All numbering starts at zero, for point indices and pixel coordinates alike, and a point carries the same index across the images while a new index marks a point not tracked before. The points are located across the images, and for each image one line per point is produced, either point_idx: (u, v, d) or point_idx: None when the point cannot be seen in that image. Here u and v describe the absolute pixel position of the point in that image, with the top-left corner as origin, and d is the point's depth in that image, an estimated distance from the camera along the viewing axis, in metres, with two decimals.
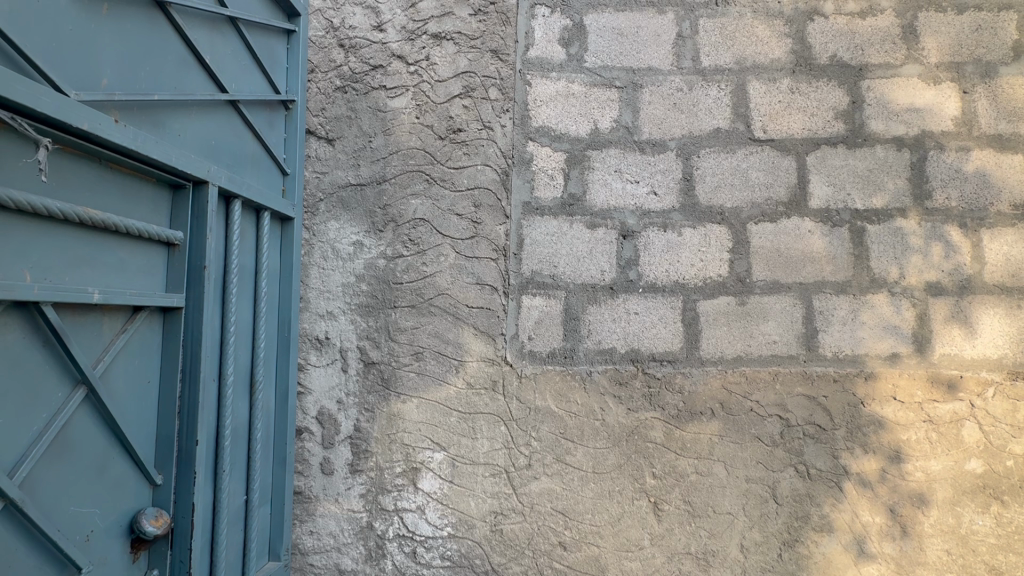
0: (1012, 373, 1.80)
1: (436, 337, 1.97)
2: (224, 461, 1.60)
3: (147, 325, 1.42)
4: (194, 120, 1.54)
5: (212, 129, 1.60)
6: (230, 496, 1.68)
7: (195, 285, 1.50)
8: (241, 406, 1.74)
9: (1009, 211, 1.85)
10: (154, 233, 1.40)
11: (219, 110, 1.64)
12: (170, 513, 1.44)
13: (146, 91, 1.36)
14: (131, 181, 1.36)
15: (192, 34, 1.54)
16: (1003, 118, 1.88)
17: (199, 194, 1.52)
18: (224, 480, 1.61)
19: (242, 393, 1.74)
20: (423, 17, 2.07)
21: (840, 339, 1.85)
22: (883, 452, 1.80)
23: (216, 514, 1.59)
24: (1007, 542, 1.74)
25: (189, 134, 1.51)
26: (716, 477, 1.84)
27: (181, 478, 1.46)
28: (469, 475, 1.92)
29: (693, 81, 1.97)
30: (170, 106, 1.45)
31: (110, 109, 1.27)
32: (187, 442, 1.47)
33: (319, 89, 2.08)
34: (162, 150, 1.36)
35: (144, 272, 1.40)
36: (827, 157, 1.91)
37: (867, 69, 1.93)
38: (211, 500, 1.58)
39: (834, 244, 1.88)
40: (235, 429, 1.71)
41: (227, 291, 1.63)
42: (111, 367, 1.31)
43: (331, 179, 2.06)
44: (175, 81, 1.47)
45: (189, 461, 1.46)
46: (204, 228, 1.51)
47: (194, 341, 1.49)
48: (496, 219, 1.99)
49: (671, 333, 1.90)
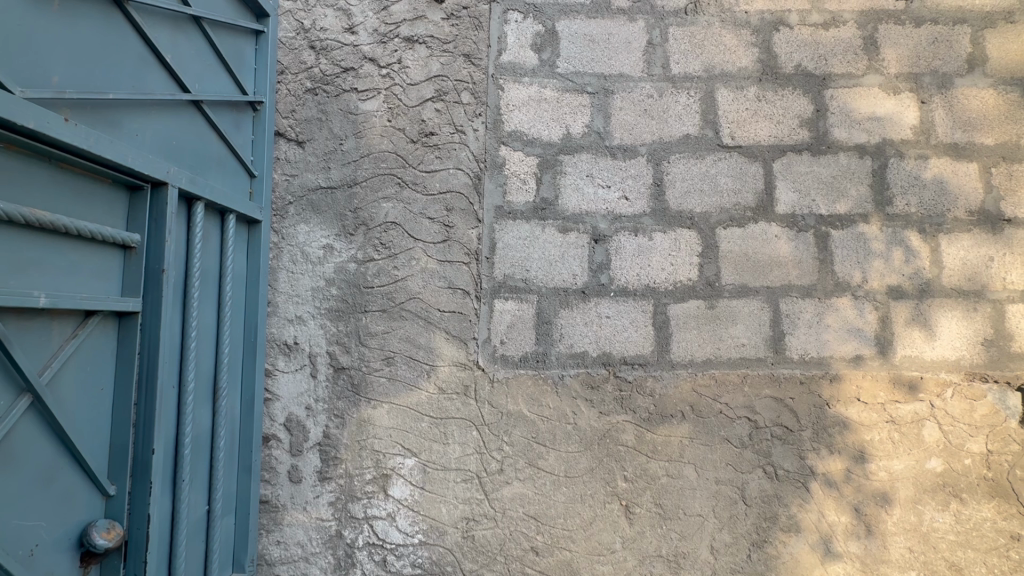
0: (969, 374, 1.86)
1: (407, 342, 1.95)
2: (183, 471, 1.56)
3: (101, 330, 1.37)
4: (155, 119, 1.51)
5: (173, 130, 1.57)
6: (191, 506, 1.64)
7: (153, 289, 1.46)
8: (204, 413, 1.69)
9: (965, 217, 1.91)
10: (110, 235, 1.36)
11: (181, 110, 1.61)
12: (124, 525, 1.39)
13: (101, 90, 1.33)
14: (85, 182, 1.32)
15: (152, 33, 1.51)
16: (959, 128, 1.95)
17: (158, 195, 1.48)
18: (183, 491, 1.56)
19: (205, 400, 1.70)
20: (395, 20, 2.06)
21: (807, 342, 1.89)
22: (847, 452, 1.84)
23: (175, 525, 1.55)
24: (965, 538, 1.79)
25: (149, 134, 1.48)
26: (686, 480, 1.85)
27: (137, 489, 1.41)
28: (440, 481, 1.90)
29: (663, 87, 2.00)
30: (128, 105, 1.42)
31: (62, 108, 1.23)
32: (142, 451, 1.42)
33: (288, 90, 2.06)
34: (117, 150, 1.33)
35: (99, 276, 1.35)
36: (793, 163, 1.95)
37: (830, 79, 1.98)
38: (169, 511, 1.53)
39: (800, 249, 1.92)
40: (197, 437, 1.66)
41: (188, 296, 1.59)
42: (60, 373, 1.26)
43: (301, 182, 2.03)
44: (132, 80, 1.44)
45: (145, 470, 1.41)
46: (162, 231, 1.47)
47: (151, 347, 1.45)
48: (468, 223, 1.98)
49: (642, 336, 1.92)
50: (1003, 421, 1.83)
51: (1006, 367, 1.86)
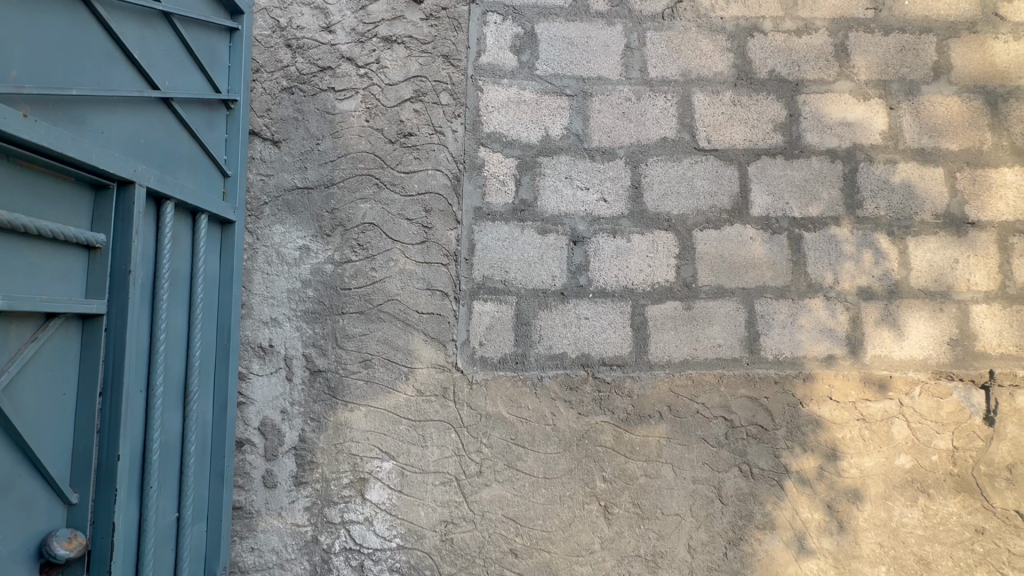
0: (936, 373, 1.91)
1: (385, 344, 1.94)
2: (150, 477, 1.52)
3: (63, 333, 1.34)
4: (121, 116, 1.47)
5: (141, 127, 1.54)
6: (160, 513, 1.60)
7: (119, 291, 1.43)
8: (174, 417, 1.66)
9: (931, 220, 1.97)
10: (73, 235, 1.32)
11: (149, 107, 1.58)
12: (87, 535, 1.35)
13: (63, 86, 1.29)
14: (46, 180, 1.28)
15: (119, 28, 1.47)
16: (926, 134, 2.01)
17: (125, 194, 1.45)
18: (151, 498, 1.52)
19: (175, 404, 1.67)
20: (373, 20, 2.05)
21: (781, 342, 1.93)
22: (820, 450, 1.88)
23: (142, 533, 1.51)
24: (933, 532, 1.84)
25: (115, 131, 1.44)
26: (664, 480, 1.87)
27: (101, 496, 1.38)
28: (418, 484, 1.89)
29: (641, 91, 2.02)
30: (92, 101, 1.38)
31: (22, 103, 1.19)
32: (107, 457, 1.38)
33: (264, 89, 2.03)
34: (80, 148, 1.29)
35: (61, 276, 1.32)
36: (767, 167, 1.99)
37: (803, 84, 2.02)
38: (135, 518, 1.50)
39: (774, 251, 1.96)
40: (166, 442, 1.63)
41: (157, 298, 1.56)
42: (18, 378, 1.22)
43: (277, 182, 2.00)
44: (97, 76, 1.40)
45: (110, 477, 1.38)
46: (129, 231, 1.44)
47: (117, 350, 1.41)
48: (447, 224, 1.98)
49: (621, 337, 1.93)
50: (968, 418, 1.89)
51: (970, 366, 1.91)
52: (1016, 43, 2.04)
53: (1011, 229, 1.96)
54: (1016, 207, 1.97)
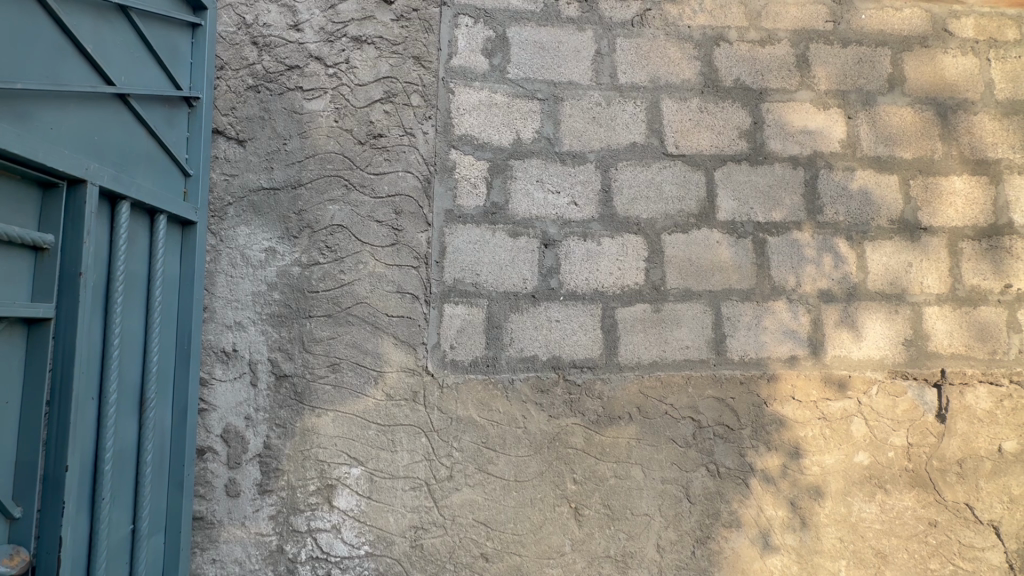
0: (892, 372, 1.98)
1: (354, 347, 1.91)
2: (102, 488, 1.47)
3: (8, 340, 1.27)
4: (72, 113, 1.42)
5: (94, 125, 1.49)
6: (113, 525, 1.54)
7: (69, 294, 1.37)
8: (128, 424, 1.60)
9: (887, 226, 2.05)
10: (20, 236, 1.26)
11: (103, 104, 1.52)
12: (31, 550, 1.29)
13: (9, 80, 1.23)
14: None
15: (70, 21, 1.41)
16: (881, 142, 2.09)
17: (76, 193, 1.40)
18: (103, 509, 1.47)
19: (130, 411, 1.61)
20: (342, 20, 2.03)
21: (746, 343, 1.97)
22: (784, 449, 1.93)
23: (93, 545, 1.45)
24: (889, 526, 1.91)
25: (66, 129, 1.39)
26: (634, 480, 1.90)
27: (47, 509, 1.32)
28: (387, 489, 1.86)
29: (611, 96, 2.05)
30: (41, 96, 1.32)
31: None
32: (55, 468, 1.33)
33: (229, 87, 1.99)
34: (28, 146, 1.24)
35: (7, 279, 1.26)
36: (732, 173, 2.04)
37: (766, 93, 2.09)
38: (86, 531, 1.44)
39: (739, 254, 2.01)
40: (120, 451, 1.57)
41: (111, 301, 1.51)
42: None
43: (241, 182, 1.96)
44: (46, 70, 1.34)
45: (58, 489, 1.32)
46: (80, 231, 1.38)
47: (66, 355, 1.36)
48: (418, 226, 1.96)
49: (591, 340, 1.95)
50: (922, 415, 1.97)
51: (923, 366, 2.00)
52: (964, 58, 2.15)
53: (960, 234, 2.06)
54: (964, 213, 2.07)
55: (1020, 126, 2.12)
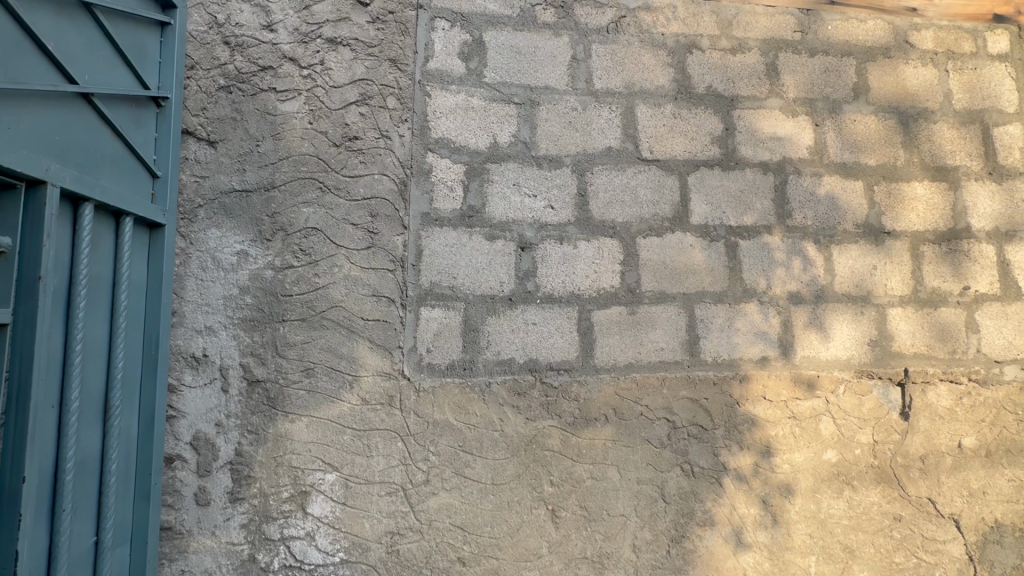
0: (858, 371, 2.05)
1: (329, 351, 1.89)
2: (63, 499, 1.42)
3: None
4: (32, 112, 1.37)
5: (56, 125, 1.44)
6: (75, 537, 1.50)
7: (28, 299, 1.33)
8: (91, 433, 1.56)
9: (853, 230, 2.12)
10: None
11: (65, 103, 1.48)
12: None
13: None
14: None
15: (31, 18, 1.37)
16: (847, 149, 2.16)
17: (35, 195, 1.35)
18: (64, 520, 1.42)
19: (93, 420, 1.57)
20: (317, 21, 2.01)
21: (719, 345, 2.01)
22: (755, 448, 1.97)
23: (53, 558, 1.41)
24: (856, 522, 1.97)
25: (26, 129, 1.35)
26: (610, 481, 1.91)
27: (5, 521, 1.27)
28: (363, 495, 1.85)
29: (587, 101, 2.07)
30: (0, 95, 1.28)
31: None
32: (12, 480, 1.29)
33: (199, 87, 1.95)
34: None
35: None
36: (705, 177, 2.08)
37: (737, 100, 2.14)
38: (45, 544, 1.39)
39: (712, 258, 2.05)
40: (83, 460, 1.53)
41: (72, 307, 1.47)
42: None
43: (212, 184, 1.93)
44: (7, 69, 1.29)
45: (15, 501, 1.28)
46: (40, 234, 1.34)
47: (25, 362, 1.32)
48: (394, 229, 1.95)
49: (568, 342, 1.97)
50: (886, 413, 2.03)
51: (888, 365, 2.06)
52: (924, 69, 2.23)
53: (921, 238, 2.14)
54: (925, 218, 2.15)
55: (976, 135, 2.22)
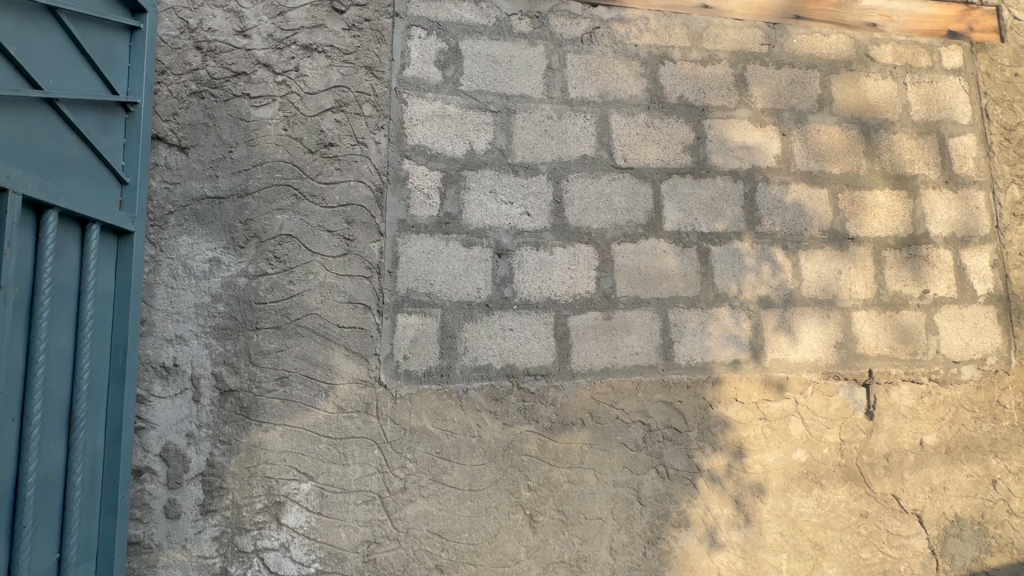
0: (825, 373, 2.11)
1: (304, 359, 1.87)
2: (23, 515, 1.38)
3: None
4: None
5: (18, 131, 1.41)
6: (36, 553, 1.45)
7: None
8: (54, 446, 1.52)
9: (819, 236, 2.19)
10: None
11: (28, 109, 1.45)
12: None
13: None
14: None
15: None
16: (813, 158, 2.23)
17: None
18: (24, 537, 1.38)
19: (56, 433, 1.53)
20: (292, 27, 2.00)
21: (692, 348, 2.06)
22: (728, 449, 2.02)
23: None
24: (825, 519, 2.02)
25: None
26: (587, 485, 1.93)
27: None
28: (339, 504, 1.83)
29: (562, 110, 2.10)
30: None
31: None
32: None
33: (170, 92, 1.93)
34: None
35: None
36: (677, 185, 2.13)
37: (708, 110, 2.19)
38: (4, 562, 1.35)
39: (684, 263, 2.09)
40: (45, 475, 1.49)
41: (35, 317, 1.43)
42: None
43: (183, 191, 1.90)
44: None
45: None
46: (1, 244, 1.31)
47: None
48: (370, 236, 1.95)
49: (544, 347, 1.98)
50: (852, 413, 2.10)
51: (853, 366, 2.13)
52: (884, 82, 2.32)
53: (883, 244, 2.22)
54: (887, 224, 2.23)
55: (933, 145, 2.31)
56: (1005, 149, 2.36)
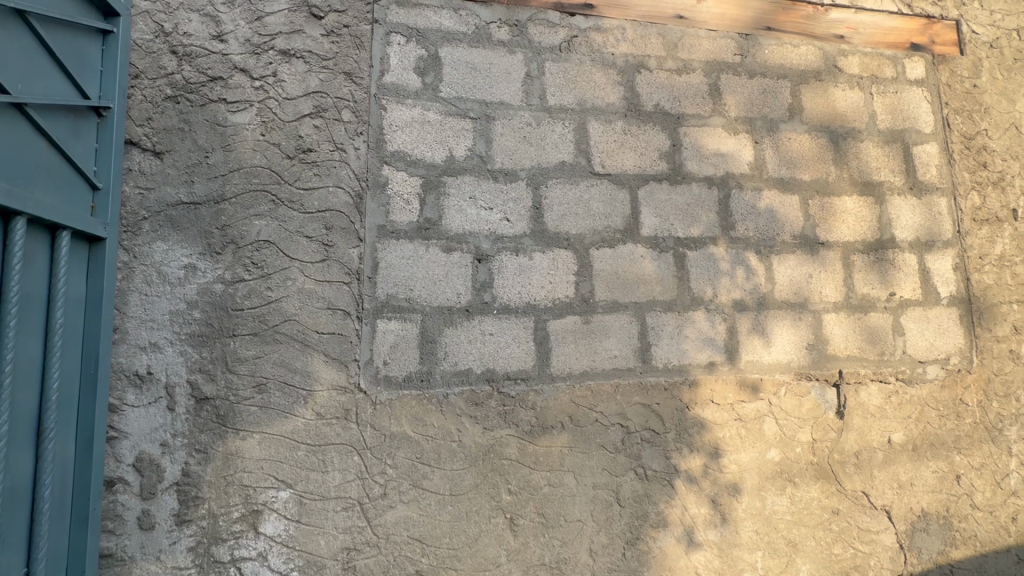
0: (798, 374, 2.17)
1: (282, 366, 1.86)
2: None
3: None
4: None
5: None
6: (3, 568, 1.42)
7: None
8: (21, 458, 1.48)
9: (791, 240, 2.24)
10: None
11: None
12: None
13: None
14: None
15: None
16: (785, 165, 2.29)
17: None
18: None
19: (24, 444, 1.49)
20: (269, 32, 2.00)
21: (669, 351, 2.09)
22: (705, 450, 2.06)
23: None
24: (799, 517, 2.07)
25: None
26: (566, 487, 1.95)
27: None
28: (318, 511, 1.82)
29: (541, 117, 2.13)
30: None
31: None
32: None
33: (144, 97, 1.90)
34: None
35: None
36: (654, 192, 2.17)
37: (683, 118, 2.24)
38: None
39: (661, 268, 2.13)
40: (12, 487, 1.45)
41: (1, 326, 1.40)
42: None
43: (158, 196, 1.87)
44: None
45: None
46: None
47: None
48: (349, 242, 1.95)
49: (524, 352, 2.00)
50: (824, 413, 2.16)
51: (825, 367, 2.19)
52: (852, 92, 2.40)
53: (852, 248, 2.29)
54: (855, 229, 2.30)
55: (899, 153, 2.40)
56: (966, 156, 2.46)
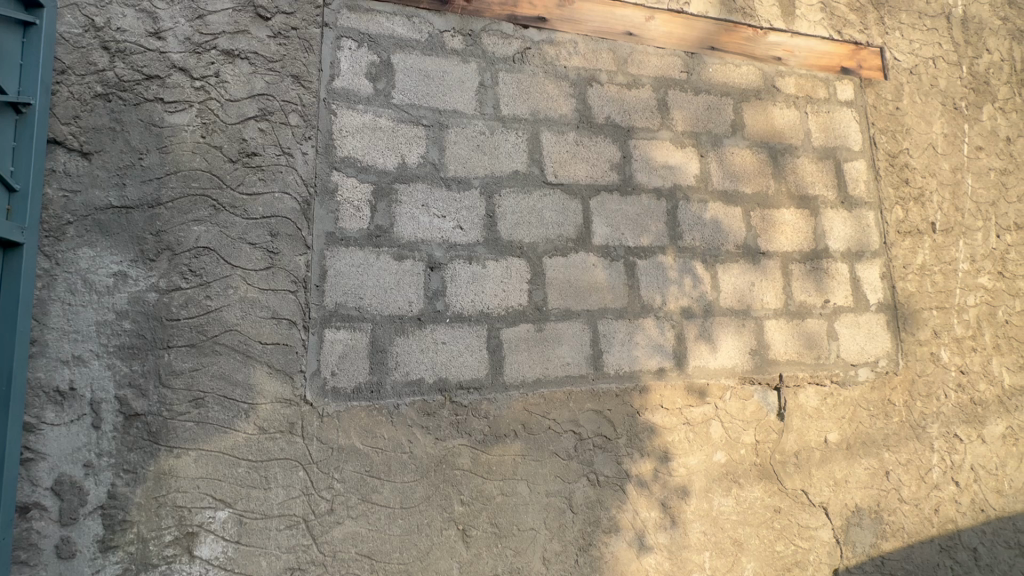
0: (742, 378, 2.25)
1: (222, 379, 1.77)
2: None
3: None
4: None
5: None
6: None
7: None
8: None
9: (734, 250, 2.34)
10: None
11: None
12: None
13: None
14: None
15: None
16: (728, 178, 2.39)
17: None
18: None
19: None
20: (211, 31, 1.91)
21: (621, 358, 2.13)
22: (655, 454, 2.10)
23: None
24: (743, 516, 2.15)
25: None
26: (519, 496, 1.95)
27: None
28: (259, 531, 1.73)
29: (494, 126, 2.13)
30: None
31: None
32: None
33: (71, 93, 1.78)
34: None
35: None
36: (605, 202, 2.22)
37: (633, 131, 2.30)
38: None
39: (612, 276, 2.17)
40: None
41: None
42: None
43: (84, 199, 1.75)
44: None
45: None
46: None
47: None
48: (296, 249, 1.88)
49: (478, 361, 1.99)
50: (766, 415, 2.25)
51: (766, 371, 2.29)
52: (788, 111, 2.54)
53: (790, 258, 2.41)
54: (793, 240, 2.42)
55: (830, 169, 2.55)
56: (890, 173, 2.64)
